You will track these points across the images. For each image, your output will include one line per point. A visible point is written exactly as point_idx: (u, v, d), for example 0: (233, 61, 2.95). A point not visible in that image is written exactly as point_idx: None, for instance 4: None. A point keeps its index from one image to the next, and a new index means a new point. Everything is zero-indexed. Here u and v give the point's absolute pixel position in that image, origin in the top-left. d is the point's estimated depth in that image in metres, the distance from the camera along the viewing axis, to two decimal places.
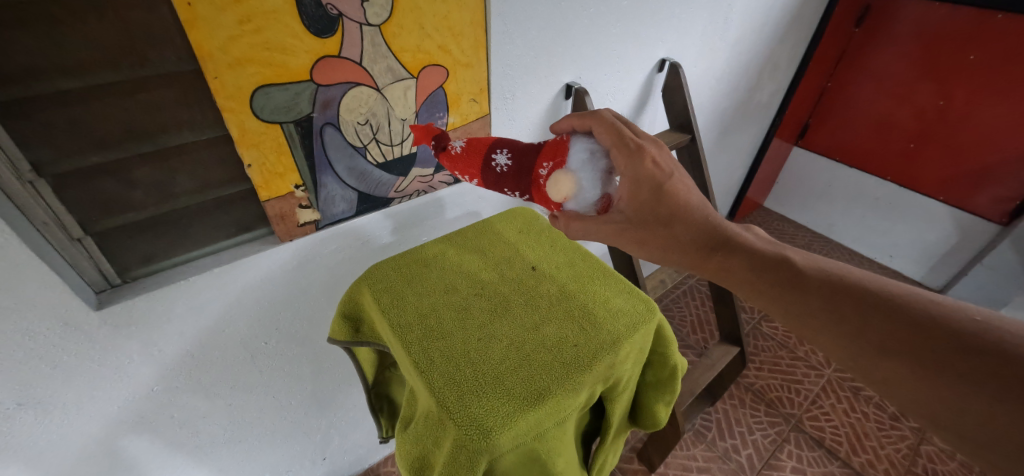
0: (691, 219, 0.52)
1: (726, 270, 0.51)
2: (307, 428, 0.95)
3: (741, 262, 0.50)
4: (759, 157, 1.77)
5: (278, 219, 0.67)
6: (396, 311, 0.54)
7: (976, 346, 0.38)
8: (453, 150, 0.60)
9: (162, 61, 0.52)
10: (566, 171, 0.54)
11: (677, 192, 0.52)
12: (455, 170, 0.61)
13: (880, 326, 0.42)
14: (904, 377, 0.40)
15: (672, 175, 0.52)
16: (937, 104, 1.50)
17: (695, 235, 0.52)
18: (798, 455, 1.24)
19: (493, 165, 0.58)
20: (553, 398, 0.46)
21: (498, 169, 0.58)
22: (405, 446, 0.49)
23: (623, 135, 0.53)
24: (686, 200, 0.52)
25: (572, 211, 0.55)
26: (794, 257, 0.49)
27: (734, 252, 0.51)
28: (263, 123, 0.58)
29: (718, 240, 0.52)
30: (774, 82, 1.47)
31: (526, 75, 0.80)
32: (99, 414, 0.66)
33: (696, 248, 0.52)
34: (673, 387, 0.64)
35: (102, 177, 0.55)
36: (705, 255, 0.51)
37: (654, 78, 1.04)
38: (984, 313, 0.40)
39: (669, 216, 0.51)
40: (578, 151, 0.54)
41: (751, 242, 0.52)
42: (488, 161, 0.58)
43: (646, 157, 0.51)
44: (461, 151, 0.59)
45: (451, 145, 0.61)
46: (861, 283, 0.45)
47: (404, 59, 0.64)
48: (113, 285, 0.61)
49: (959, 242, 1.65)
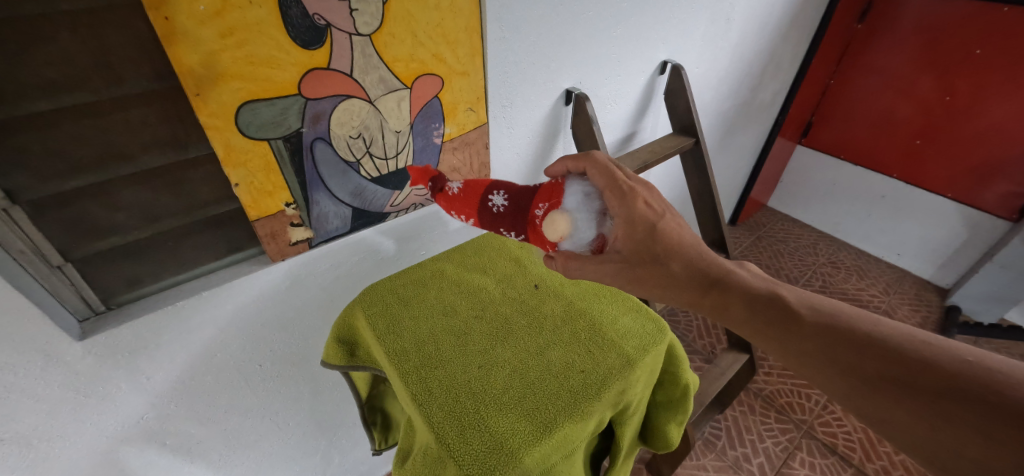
0: (687, 254, 0.49)
1: (722, 309, 0.48)
2: (306, 449, 0.92)
3: (739, 302, 0.47)
4: (762, 157, 1.74)
5: (270, 238, 0.64)
6: (390, 336, 0.51)
7: (966, 390, 0.36)
8: (450, 191, 0.59)
9: (140, 78, 0.49)
10: (561, 211, 0.51)
11: (671, 231, 0.49)
12: (453, 210, 0.60)
13: (874, 365, 0.40)
14: (903, 420, 0.38)
15: (664, 216, 0.50)
16: (942, 99, 1.47)
17: (689, 270, 0.48)
18: (811, 463, 1.21)
19: (491, 206, 0.56)
20: (560, 429, 0.43)
21: (495, 209, 0.56)
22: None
23: (616, 177, 0.51)
24: (676, 240, 0.49)
25: (568, 252, 0.52)
26: (787, 295, 0.46)
27: (732, 290, 0.48)
28: (250, 140, 0.55)
29: (711, 278, 0.48)
30: (777, 81, 1.45)
31: (525, 82, 0.77)
32: (86, 446, 0.63)
33: (690, 284, 0.48)
34: (686, 406, 0.61)
35: (82, 201, 0.52)
36: (702, 293, 0.48)
37: (656, 80, 1.02)
38: (975, 353, 0.38)
39: (665, 254, 0.49)
40: (574, 194, 0.52)
41: (745, 280, 0.48)
42: (486, 202, 0.56)
43: (638, 199, 0.49)
44: (456, 192, 0.59)
45: (448, 186, 0.60)
46: (852, 322, 0.43)
47: (397, 69, 0.61)
48: (97, 312, 0.59)
49: (968, 239, 1.62)
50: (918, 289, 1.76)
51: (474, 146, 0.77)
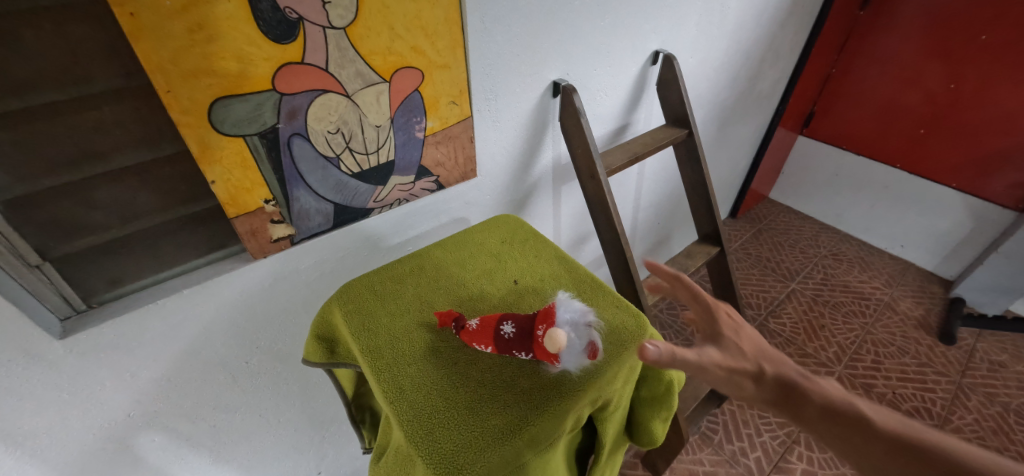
0: (775, 359, 0.48)
1: (799, 412, 0.45)
2: (299, 445, 0.93)
3: (816, 407, 0.44)
4: (762, 148, 1.72)
5: (250, 235, 0.64)
6: (366, 334, 0.51)
7: None
8: (471, 326, 0.48)
9: (109, 76, 0.50)
10: (554, 325, 0.44)
11: (754, 336, 0.49)
12: (477, 342, 0.47)
13: None
14: None
15: (747, 328, 0.50)
16: (947, 87, 1.44)
17: (778, 377, 0.46)
18: (808, 456, 1.20)
19: (504, 333, 0.46)
20: (531, 428, 0.43)
21: (508, 335, 0.46)
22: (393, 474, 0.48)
23: (697, 292, 0.52)
24: (763, 345, 0.49)
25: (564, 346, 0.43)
26: (870, 414, 0.44)
27: (808, 396, 0.45)
28: (224, 137, 0.54)
29: (789, 386, 0.46)
30: (776, 70, 1.42)
31: (510, 74, 0.76)
32: (74, 445, 0.64)
33: (772, 388, 0.46)
34: (670, 403, 0.61)
35: (57, 199, 0.53)
36: (778, 396, 0.46)
37: (648, 70, 1.00)
38: None
39: (756, 356, 0.47)
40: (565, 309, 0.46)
41: (823, 387, 0.46)
42: (500, 330, 0.46)
43: (721, 311, 0.51)
44: (476, 326, 0.47)
45: (468, 322, 0.49)
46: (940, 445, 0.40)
47: (375, 62, 0.60)
48: (78, 310, 0.58)
49: (974, 230, 1.58)
50: (922, 280, 1.73)
51: (458, 140, 0.76)
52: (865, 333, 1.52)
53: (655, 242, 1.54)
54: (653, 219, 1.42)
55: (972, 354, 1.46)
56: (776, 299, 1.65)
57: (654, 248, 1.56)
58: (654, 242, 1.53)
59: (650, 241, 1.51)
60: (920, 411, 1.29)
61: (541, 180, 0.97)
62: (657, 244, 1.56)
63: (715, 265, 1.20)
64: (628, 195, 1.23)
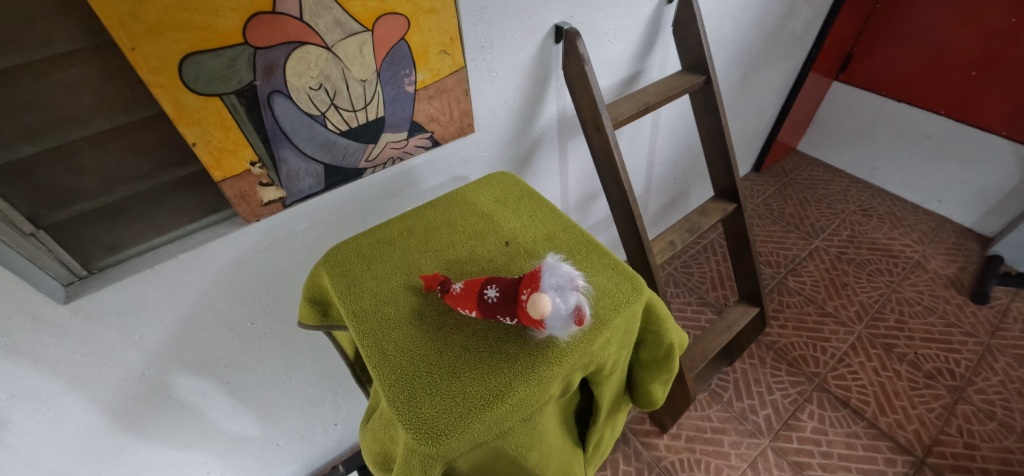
0: None
1: None
2: (312, 399, 0.97)
3: None
4: (792, 96, 1.59)
5: (240, 199, 0.63)
6: (352, 297, 0.51)
7: None
8: (456, 291, 0.46)
9: (70, 35, 0.47)
10: (541, 292, 0.41)
11: None
12: (460, 306, 0.46)
13: None
14: None
15: None
16: (1006, 22, 1.29)
17: None
18: (820, 415, 1.19)
19: (487, 298, 0.44)
20: (513, 395, 0.42)
21: (490, 299, 0.44)
22: (385, 435, 0.48)
23: None
24: None
25: (549, 314, 0.40)
26: None
27: None
28: (199, 97, 0.52)
29: None
30: (811, 7, 1.29)
31: (505, 18, 0.70)
32: (94, 400, 0.67)
33: None
34: (671, 365, 0.60)
35: (42, 167, 0.53)
36: None
37: (664, 10, 0.91)
38: None
39: None
40: (553, 273, 0.42)
41: None
42: (484, 295, 0.45)
43: None
44: (461, 290, 0.46)
45: (455, 286, 0.47)
46: None
47: (354, 9, 0.56)
48: (80, 277, 0.59)
49: (1021, 183, 1.45)
50: (958, 236, 1.62)
51: (452, 94, 0.72)
52: (889, 291, 1.46)
53: (670, 200, 1.48)
54: (668, 175, 1.36)
55: (1006, 314, 1.38)
56: (797, 256, 1.59)
57: (670, 205, 1.50)
58: (669, 199, 1.48)
59: (665, 198, 1.45)
60: (941, 372, 1.25)
61: (545, 135, 0.92)
62: (672, 201, 1.50)
63: (731, 222, 1.14)
64: (640, 149, 1.17)
